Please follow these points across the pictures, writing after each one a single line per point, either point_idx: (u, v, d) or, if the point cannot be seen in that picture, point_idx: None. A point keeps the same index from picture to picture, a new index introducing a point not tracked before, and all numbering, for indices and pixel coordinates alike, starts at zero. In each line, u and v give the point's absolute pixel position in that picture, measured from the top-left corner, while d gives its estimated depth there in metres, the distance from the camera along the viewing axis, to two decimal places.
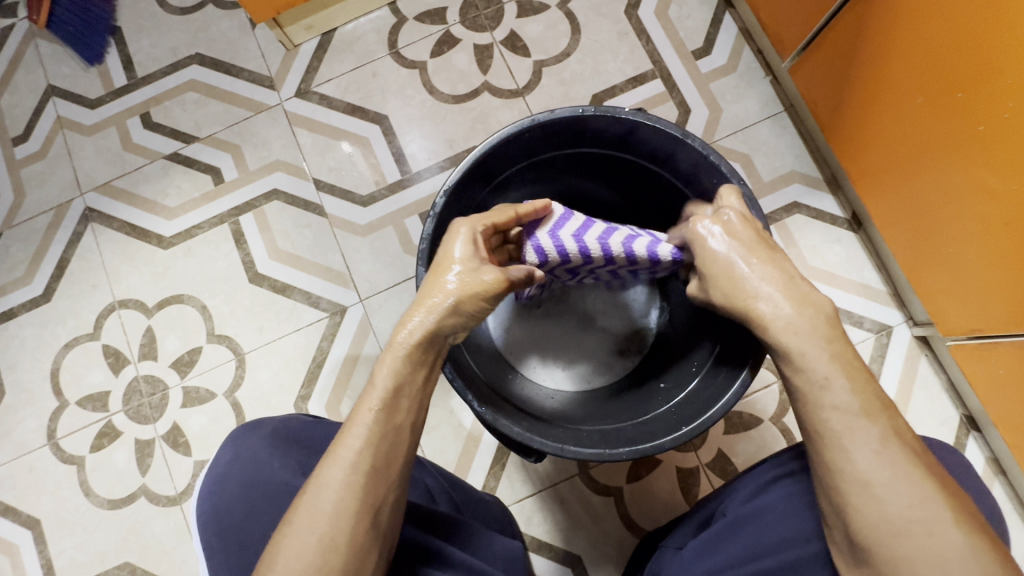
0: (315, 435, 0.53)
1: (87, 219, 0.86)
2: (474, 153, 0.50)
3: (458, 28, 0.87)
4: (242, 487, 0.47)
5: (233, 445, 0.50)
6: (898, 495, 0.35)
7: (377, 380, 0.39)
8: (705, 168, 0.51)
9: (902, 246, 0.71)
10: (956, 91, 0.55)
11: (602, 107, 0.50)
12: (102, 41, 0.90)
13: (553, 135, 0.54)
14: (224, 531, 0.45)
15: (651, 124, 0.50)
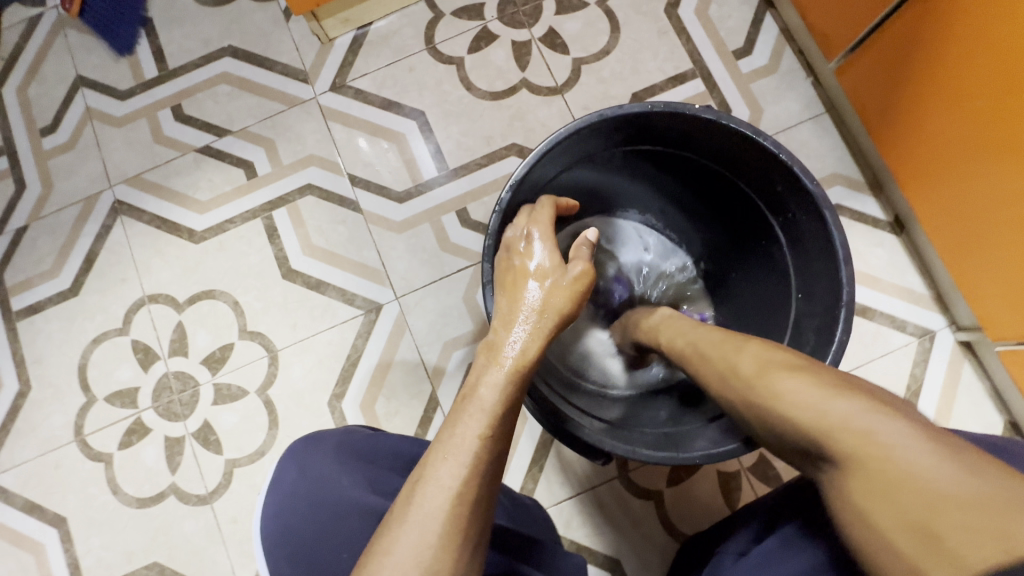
0: (379, 449, 0.55)
1: (116, 212, 0.85)
2: (541, 147, 0.48)
3: (496, 24, 0.86)
4: (312, 506, 0.45)
5: (298, 461, 0.48)
6: (926, 459, 0.28)
7: (476, 392, 0.40)
8: (774, 167, 0.49)
9: (952, 251, 0.71)
10: (1019, 94, 0.55)
11: (670, 103, 0.49)
12: (133, 31, 0.88)
13: (615, 131, 0.52)
14: (293, 554, 0.43)
15: (720, 121, 0.49)
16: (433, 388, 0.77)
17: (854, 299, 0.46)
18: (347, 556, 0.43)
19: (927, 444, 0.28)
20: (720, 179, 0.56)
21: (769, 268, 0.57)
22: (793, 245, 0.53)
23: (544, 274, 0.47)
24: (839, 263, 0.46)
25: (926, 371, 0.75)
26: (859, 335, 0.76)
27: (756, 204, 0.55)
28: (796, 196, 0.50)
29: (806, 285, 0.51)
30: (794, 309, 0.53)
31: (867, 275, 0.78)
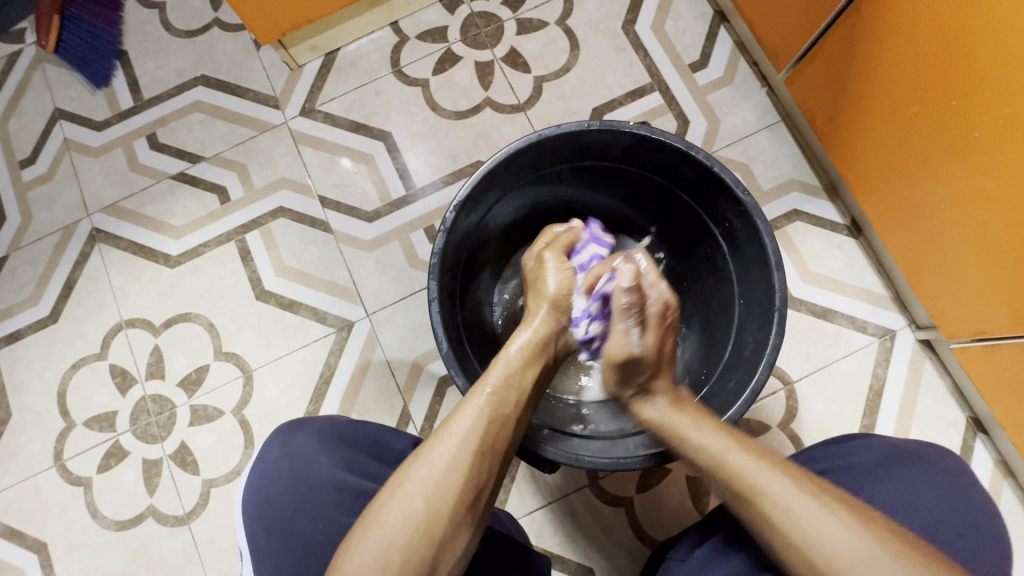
0: (359, 433, 0.56)
1: (94, 239, 0.87)
2: (485, 166, 0.50)
3: (459, 46, 0.89)
4: (292, 483, 0.50)
5: (281, 441, 0.53)
6: (824, 521, 0.38)
7: (456, 419, 0.45)
8: (708, 179, 0.52)
9: (905, 254, 0.72)
10: (950, 100, 0.57)
11: (606, 122, 0.51)
12: (110, 64, 0.91)
13: (558, 151, 0.55)
14: (271, 525, 0.49)
15: (654, 137, 0.51)
16: (405, 403, 0.79)
17: (786, 302, 0.48)
18: (322, 529, 0.49)
19: (804, 497, 0.39)
20: (664, 191, 0.59)
21: (714, 277, 0.59)
22: (733, 254, 0.55)
23: (555, 302, 0.54)
24: (772, 269, 0.49)
25: (887, 370, 0.77)
26: (821, 337, 0.78)
27: (699, 215, 0.57)
28: (731, 207, 0.52)
29: (747, 291, 0.53)
30: (737, 314, 0.55)
31: (827, 277, 0.79)
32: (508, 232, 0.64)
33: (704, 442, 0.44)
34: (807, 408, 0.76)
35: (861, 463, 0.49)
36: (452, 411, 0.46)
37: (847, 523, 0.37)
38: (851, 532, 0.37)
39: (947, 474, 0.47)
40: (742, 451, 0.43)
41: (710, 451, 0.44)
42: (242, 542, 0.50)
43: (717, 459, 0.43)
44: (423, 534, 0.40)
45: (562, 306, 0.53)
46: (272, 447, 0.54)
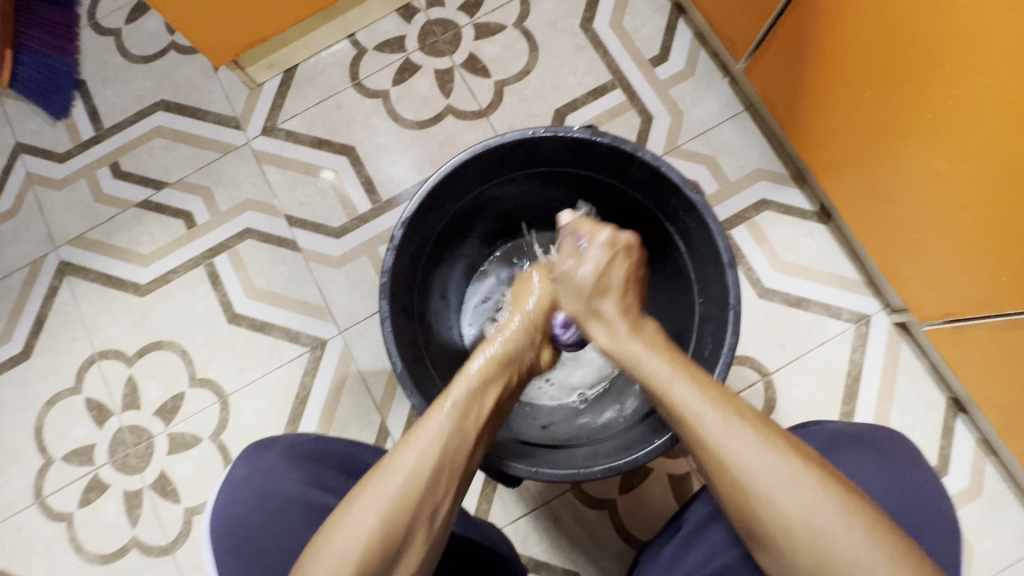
0: (328, 449, 0.56)
1: (63, 272, 0.86)
2: (430, 180, 0.50)
3: (418, 55, 0.88)
4: (259, 501, 0.51)
5: (249, 460, 0.53)
6: (785, 480, 0.39)
7: (418, 431, 0.45)
8: (658, 177, 0.52)
9: (871, 238, 0.72)
10: (900, 83, 0.56)
11: (551, 127, 0.51)
12: (68, 95, 0.91)
13: (507, 157, 0.54)
14: (239, 544, 0.50)
15: (597, 138, 0.51)
16: (383, 418, 0.78)
17: (741, 301, 0.48)
18: (289, 546, 0.49)
19: (767, 451, 0.40)
20: (618, 193, 0.58)
21: (676, 276, 0.58)
22: (690, 252, 0.54)
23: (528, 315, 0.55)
24: (725, 267, 0.48)
25: (864, 356, 0.76)
26: (796, 326, 0.77)
27: (654, 215, 0.57)
28: (683, 206, 0.52)
29: (705, 289, 0.53)
30: (697, 313, 0.54)
31: (799, 265, 0.79)
32: (468, 242, 0.64)
33: (677, 394, 0.44)
34: (786, 399, 0.75)
35: (809, 448, 0.50)
36: (414, 426, 0.46)
37: (804, 484, 0.39)
38: (812, 494, 0.38)
39: (888, 454, 0.49)
40: (739, 423, 0.42)
41: (689, 413, 0.43)
42: (209, 566, 0.50)
43: (687, 415, 0.43)
44: (377, 550, 0.40)
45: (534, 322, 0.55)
46: (240, 467, 0.54)
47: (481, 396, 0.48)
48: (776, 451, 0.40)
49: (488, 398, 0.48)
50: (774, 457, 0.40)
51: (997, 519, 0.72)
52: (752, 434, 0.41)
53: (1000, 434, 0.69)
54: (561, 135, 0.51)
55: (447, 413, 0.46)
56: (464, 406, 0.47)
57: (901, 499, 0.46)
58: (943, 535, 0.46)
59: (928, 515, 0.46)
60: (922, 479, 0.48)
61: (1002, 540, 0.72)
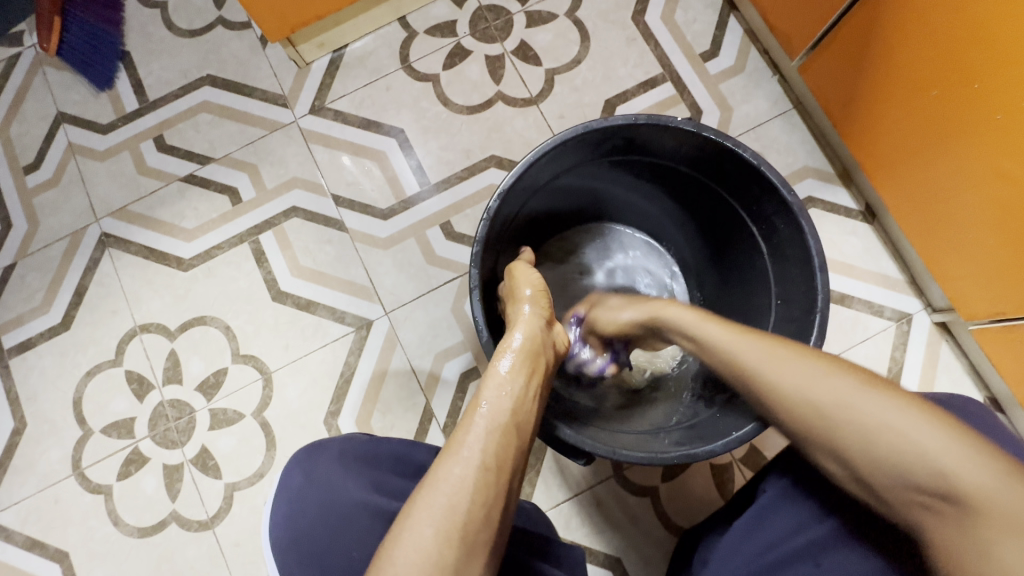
0: (379, 451, 0.58)
1: (104, 245, 0.86)
2: (530, 156, 0.50)
3: (469, 40, 0.88)
4: (323, 508, 0.48)
5: (302, 469, 0.51)
6: (829, 401, 0.40)
7: (461, 441, 0.42)
8: (752, 177, 0.53)
9: (921, 236, 0.73)
10: (971, 82, 0.57)
11: (653, 116, 0.52)
12: (112, 66, 0.90)
13: (601, 142, 0.55)
14: (304, 561, 0.46)
15: (699, 132, 0.52)
16: (427, 401, 0.79)
17: (830, 301, 0.49)
18: (357, 555, 0.47)
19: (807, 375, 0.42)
20: (701, 188, 0.60)
21: (752, 276, 0.60)
22: (772, 253, 0.56)
23: (534, 300, 0.54)
24: (816, 270, 0.50)
25: (905, 354, 0.77)
26: (839, 322, 0.78)
27: (736, 213, 0.58)
28: (774, 208, 0.53)
29: (786, 289, 0.55)
30: (773, 313, 0.56)
31: (843, 263, 0.80)
32: (544, 219, 0.64)
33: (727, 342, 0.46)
34: None
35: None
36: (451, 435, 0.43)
37: (855, 389, 0.40)
38: (860, 396, 0.40)
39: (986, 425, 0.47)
40: (780, 350, 0.44)
41: (734, 353, 0.45)
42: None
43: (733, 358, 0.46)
44: (442, 565, 0.36)
45: (542, 302, 0.54)
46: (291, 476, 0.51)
47: (517, 378, 0.47)
48: (810, 367, 0.42)
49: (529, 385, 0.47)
50: (809, 371, 0.42)
51: None
52: (798, 358, 0.43)
53: None
54: (661, 124, 0.52)
55: (487, 407, 0.44)
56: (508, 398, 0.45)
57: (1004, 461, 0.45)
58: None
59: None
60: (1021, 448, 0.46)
61: None
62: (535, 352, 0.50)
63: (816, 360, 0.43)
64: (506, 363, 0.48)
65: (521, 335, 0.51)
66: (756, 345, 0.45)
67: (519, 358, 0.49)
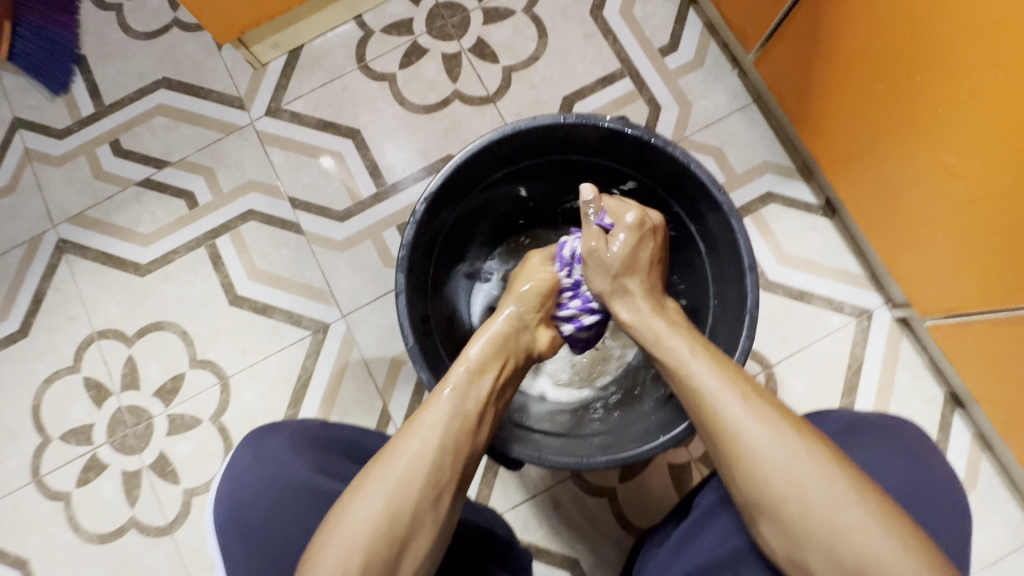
0: (331, 435, 0.55)
1: (61, 251, 0.85)
2: (459, 157, 0.51)
3: (425, 38, 0.87)
4: (266, 488, 0.50)
5: (252, 447, 0.52)
6: (797, 456, 0.41)
7: (421, 420, 0.46)
8: (686, 175, 0.53)
9: (877, 233, 0.72)
10: (913, 76, 0.56)
11: (584, 115, 0.52)
12: (67, 69, 0.89)
13: (535, 141, 0.55)
14: (247, 531, 0.49)
15: (628, 130, 0.52)
16: (384, 404, 0.78)
17: (759, 303, 0.49)
18: (296, 532, 0.48)
19: (780, 432, 0.42)
20: (642, 187, 0.60)
21: (693, 275, 0.60)
22: (709, 252, 0.56)
23: (521, 300, 0.57)
24: (745, 270, 0.50)
25: (865, 350, 0.77)
26: (799, 319, 0.77)
27: (678, 213, 0.58)
28: (708, 206, 0.53)
29: (721, 290, 0.55)
30: (712, 314, 0.56)
31: (802, 258, 0.79)
32: (487, 220, 0.64)
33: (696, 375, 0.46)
34: (787, 391, 0.76)
35: (826, 432, 0.51)
36: (417, 411, 0.47)
37: (801, 449, 0.41)
38: (801, 453, 0.41)
39: (908, 443, 0.49)
40: (729, 387, 0.45)
41: (702, 387, 0.45)
42: (217, 551, 0.50)
43: (707, 396, 0.45)
44: (387, 534, 0.40)
45: (527, 305, 0.56)
46: (244, 454, 0.53)
47: (478, 373, 0.50)
48: (767, 415, 0.43)
49: (488, 380, 0.50)
50: (764, 421, 0.43)
51: (988, 512, 0.73)
52: (745, 396, 0.44)
53: (997, 429, 0.70)
54: (593, 124, 0.53)
55: (447, 397, 0.47)
56: (466, 385, 0.48)
57: (921, 486, 0.47)
58: (957, 535, 0.45)
59: (942, 512, 0.46)
60: (941, 469, 0.48)
61: (994, 533, 0.73)
62: (510, 349, 0.53)
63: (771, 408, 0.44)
64: (479, 356, 0.51)
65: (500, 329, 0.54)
66: (715, 377, 0.45)
67: (490, 351, 0.52)
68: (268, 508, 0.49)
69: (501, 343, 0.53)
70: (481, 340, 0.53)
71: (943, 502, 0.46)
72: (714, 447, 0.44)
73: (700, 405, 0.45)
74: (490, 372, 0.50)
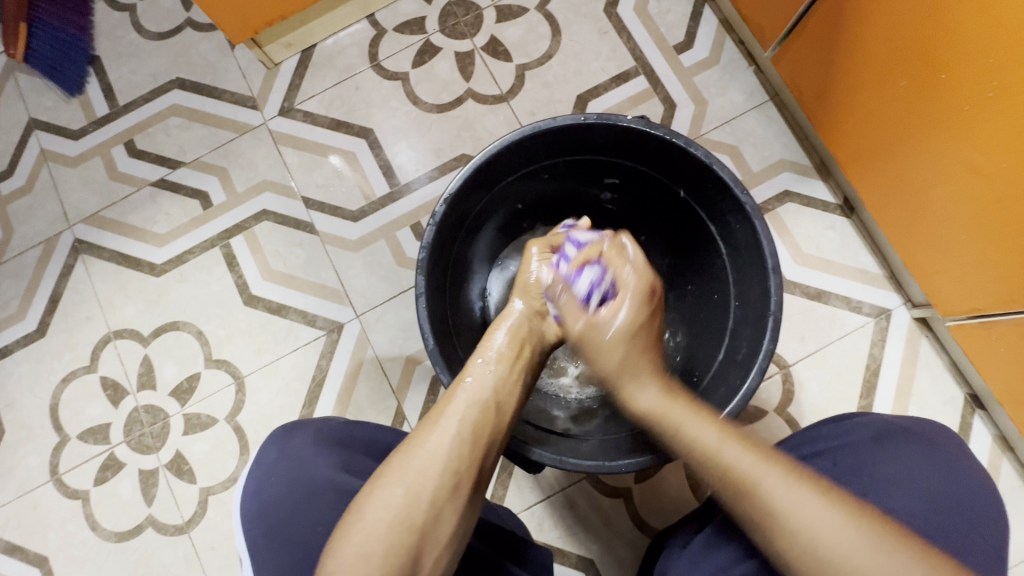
0: (355, 434, 0.56)
1: (77, 251, 0.86)
2: (478, 158, 0.51)
3: (438, 37, 0.87)
4: (292, 484, 0.50)
5: (277, 444, 0.53)
6: (837, 522, 0.38)
7: (440, 412, 0.46)
8: (707, 175, 0.52)
9: (897, 231, 0.71)
10: (938, 73, 0.55)
11: (604, 114, 0.52)
12: (81, 70, 0.89)
13: (554, 141, 0.55)
14: (271, 529, 0.49)
15: (648, 130, 0.52)
16: (399, 404, 0.78)
17: (782, 304, 0.49)
18: (321, 530, 0.48)
19: (814, 499, 0.39)
20: (661, 187, 0.59)
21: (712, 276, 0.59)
22: (729, 252, 0.55)
23: (527, 291, 0.56)
24: (769, 272, 0.49)
25: (883, 350, 0.76)
26: (816, 319, 0.77)
27: (697, 213, 0.57)
28: (730, 206, 0.52)
29: (743, 292, 0.54)
30: (732, 316, 0.55)
31: (820, 258, 0.78)
32: (504, 220, 0.64)
33: (707, 443, 0.43)
34: (804, 391, 0.75)
35: (857, 441, 0.50)
36: (434, 407, 0.47)
37: (837, 514, 0.38)
38: (842, 520, 0.38)
39: (942, 451, 0.48)
40: (738, 446, 0.42)
41: (720, 461, 0.42)
42: (241, 548, 0.50)
43: (725, 468, 0.41)
44: (408, 523, 0.40)
45: (532, 293, 0.56)
46: (270, 452, 0.53)
47: (495, 364, 0.50)
48: (793, 483, 0.40)
49: (503, 370, 0.50)
50: (798, 490, 0.39)
51: (1009, 515, 0.73)
52: (759, 463, 0.41)
53: (1020, 431, 0.69)
54: (613, 124, 0.52)
55: (469, 385, 0.48)
56: (489, 372, 0.49)
57: (960, 494, 0.45)
58: (997, 543, 0.44)
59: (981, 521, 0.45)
60: (976, 475, 0.47)
61: (1015, 535, 0.72)
62: (525, 335, 0.53)
63: (783, 466, 0.41)
64: (492, 348, 0.51)
65: (512, 321, 0.54)
66: (732, 447, 0.42)
67: (506, 345, 0.52)
68: (292, 505, 0.49)
69: (517, 334, 0.53)
70: (494, 334, 0.53)
71: (981, 511, 0.45)
72: (753, 527, 0.40)
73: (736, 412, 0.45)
74: (506, 363, 0.50)
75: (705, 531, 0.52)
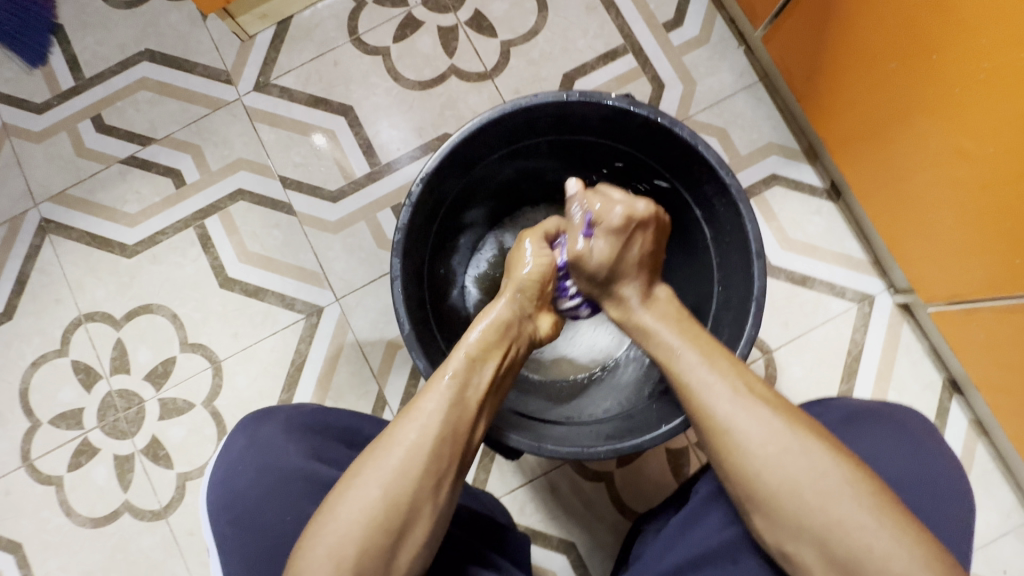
0: (328, 421, 0.54)
1: (44, 231, 0.82)
2: (455, 137, 0.49)
3: (420, 10, 0.83)
4: (260, 473, 0.49)
5: (247, 432, 0.51)
6: (793, 451, 0.40)
7: (421, 404, 0.45)
8: (693, 158, 0.51)
9: (883, 217, 0.71)
10: (930, 54, 0.54)
11: (587, 92, 0.50)
12: (44, 40, 0.85)
13: (537, 120, 0.53)
14: (238, 517, 0.48)
15: (633, 109, 0.50)
16: (380, 388, 0.77)
17: (764, 290, 0.48)
18: (289, 520, 0.47)
19: (778, 426, 0.42)
20: (647, 169, 0.58)
21: (696, 260, 0.58)
22: (713, 236, 0.55)
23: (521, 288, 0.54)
24: (752, 256, 0.49)
25: (865, 335, 0.76)
26: (800, 304, 0.76)
27: (682, 196, 0.56)
28: (715, 188, 0.51)
29: (726, 276, 0.53)
30: (715, 301, 0.55)
31: (806, 243, 0.78)
32: (484, 201, 0.62)
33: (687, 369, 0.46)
34: (786, 376, 0.75)
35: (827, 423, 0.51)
36: (416, 397, 0.46)
37: (805, 446, 0.41)
38: (815, 456, 0.40)
39: (911, 432, 0.49)
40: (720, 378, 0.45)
41: (700, 389, 0.45)
42: (210, 534, 0.49)
43: (697, 388, 0.45)
44: (383, 518, 0.40)
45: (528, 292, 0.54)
46: (239, 438, 0.52)
47: (476, 360, 0.48)
48: (774, 415, 0.42)
49: (488, 368, 0.48)
50: (770, 419, 0.42)
51: (982, 496, 0.74)
52: (737, 392, 0.44)
53: (995, 415, 0.70)
54: (597, 102, 0.50)
55: (445, 386, 0.46)
56: (466, 369, 0.47)
57: (927, 477, 0.46)
58: (961, 525, 0.45)
59: (946, 503, 0.46)
60: (944, 457, 0.48)
61: (986, 516, 0.74)
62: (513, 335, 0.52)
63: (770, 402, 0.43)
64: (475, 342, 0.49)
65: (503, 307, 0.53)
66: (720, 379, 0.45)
67: (490, 337, 0.50)
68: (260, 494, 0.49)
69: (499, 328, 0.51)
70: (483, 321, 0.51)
71: (948, 493, 0.46)
72: (715, 456, 0.43)
73: (685, 393, 0.46)
74: (485, 363, 0.48)
75: (680, 516, 0.52)
